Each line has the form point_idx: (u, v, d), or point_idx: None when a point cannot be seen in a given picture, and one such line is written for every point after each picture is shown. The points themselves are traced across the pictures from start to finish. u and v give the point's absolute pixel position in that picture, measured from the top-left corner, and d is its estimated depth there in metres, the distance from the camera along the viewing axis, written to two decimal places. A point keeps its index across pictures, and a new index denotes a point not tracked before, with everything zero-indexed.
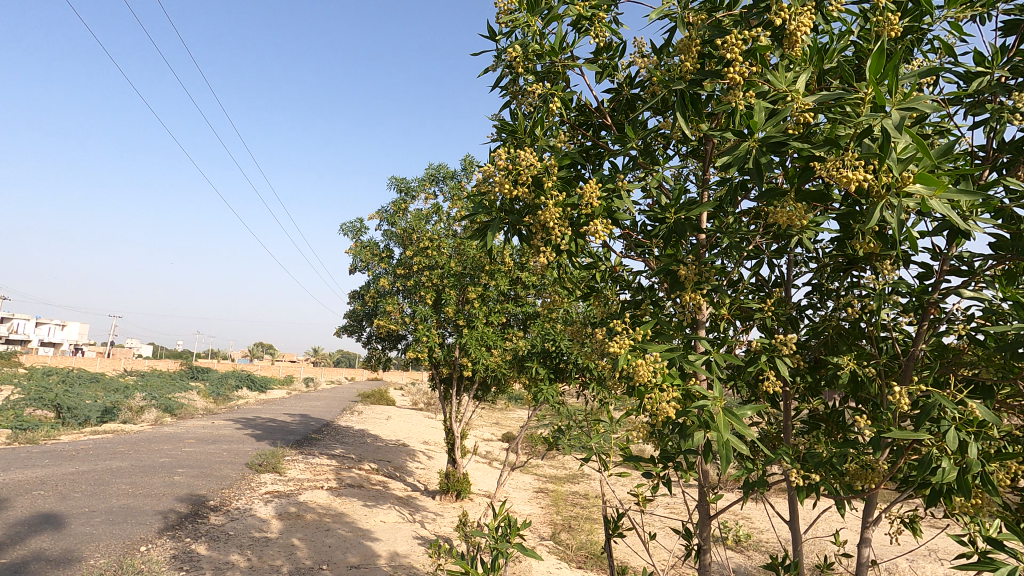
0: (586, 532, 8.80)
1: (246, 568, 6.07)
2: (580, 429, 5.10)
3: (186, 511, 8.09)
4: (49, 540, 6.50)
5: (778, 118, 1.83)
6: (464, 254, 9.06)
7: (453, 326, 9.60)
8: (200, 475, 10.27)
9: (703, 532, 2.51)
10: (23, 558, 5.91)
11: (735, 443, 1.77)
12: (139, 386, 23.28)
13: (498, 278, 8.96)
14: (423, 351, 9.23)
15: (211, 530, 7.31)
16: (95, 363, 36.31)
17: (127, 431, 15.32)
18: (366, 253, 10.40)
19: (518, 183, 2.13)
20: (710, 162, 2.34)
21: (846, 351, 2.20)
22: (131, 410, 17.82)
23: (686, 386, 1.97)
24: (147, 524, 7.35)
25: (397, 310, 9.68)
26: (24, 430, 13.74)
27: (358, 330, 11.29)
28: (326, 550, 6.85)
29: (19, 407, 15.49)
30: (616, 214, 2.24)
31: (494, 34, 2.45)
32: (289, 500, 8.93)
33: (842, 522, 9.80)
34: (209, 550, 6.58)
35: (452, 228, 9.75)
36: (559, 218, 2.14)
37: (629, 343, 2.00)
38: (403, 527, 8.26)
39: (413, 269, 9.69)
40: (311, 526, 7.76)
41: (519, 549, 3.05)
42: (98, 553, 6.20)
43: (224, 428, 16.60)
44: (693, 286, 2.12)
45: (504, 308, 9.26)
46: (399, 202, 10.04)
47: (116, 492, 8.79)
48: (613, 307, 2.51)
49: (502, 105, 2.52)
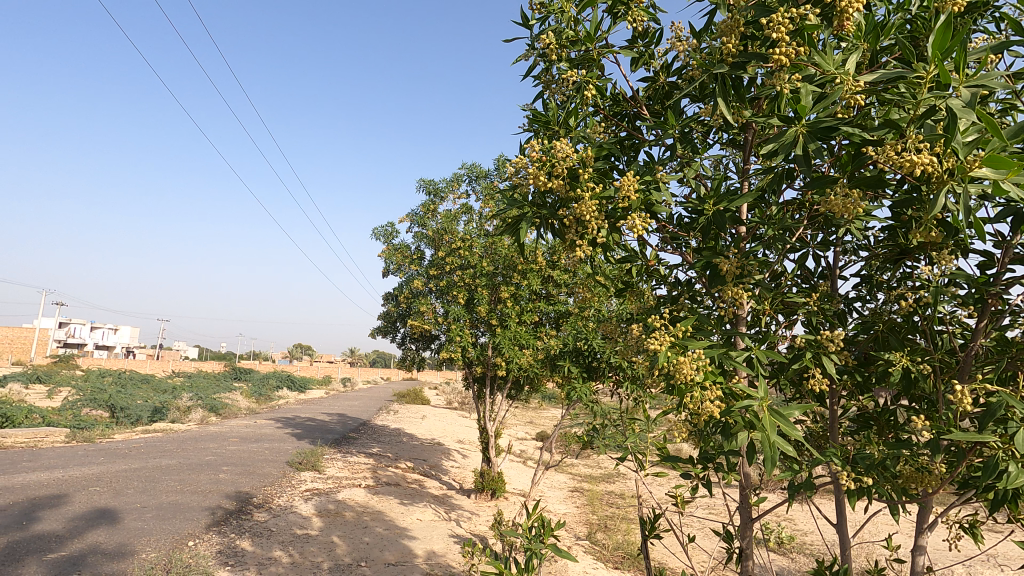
0: (623, 532, 8.72)
1: (289, 564, 6.21)
2: (615, 428, 5.03)
3: (231, 508, 8.35)
4: (105, 535, 6.81)
5: (828, 101, 1.73)
6: (497, 254, 9.14)
7: (485, 325, 9.63)
8: (244, 473, 10.60)
9: (744, 533, 2.40)
10: (81, 551, 6.19)
11: (781, 443, 1.67)
12: (187, 387, 24.29)
13: (529, 276, 9.02)
14: (456, 351, 9.27)
15: (255, 527, 7.52)
16: (145, 364, 38.37)
17: (175, 430, 15.94)
18: (398, 255, 10.53)
19: (553, 175, 2.09)
20: (751, 151, 2.25)
21: (899, 347, 2.08)
22: (178, 410, 18.56)
23: (728, 385, 1.88)
24: (195, 520, 7.61)
25: (430, 311, 9.73)
26: (81, 429, 14.49)
27: (392, 331, 11.46)
28: (364, 548, 6.95)
29: (76, 407, 16.37)
30: (653, 205, 2.17)
31: (527, 20, 2.44)
32: (329, 499, 9.12)
33: (893, 526, 9.48)
34: (253, 545, 6.77)
35: (483, 227, 9.80)
36: (596, 210, 2.07)
37: (669, 340, 1.92)
38: (439, 526, 8.32)
39: (445, 269, 9.76)
40: (350, 524, 7.91)
41: (551, 549, 2.96)
42: (149, 547, 6.46)
43: (265, 428, 17.06)
44: (735, 280, 2.03)
45: (536, 307, 9.28)
46: (429, 203, 10.17)
47: (166, 489, 9.14)
48: (649, 303, 2.46)
49: (534, 96, 2.50)
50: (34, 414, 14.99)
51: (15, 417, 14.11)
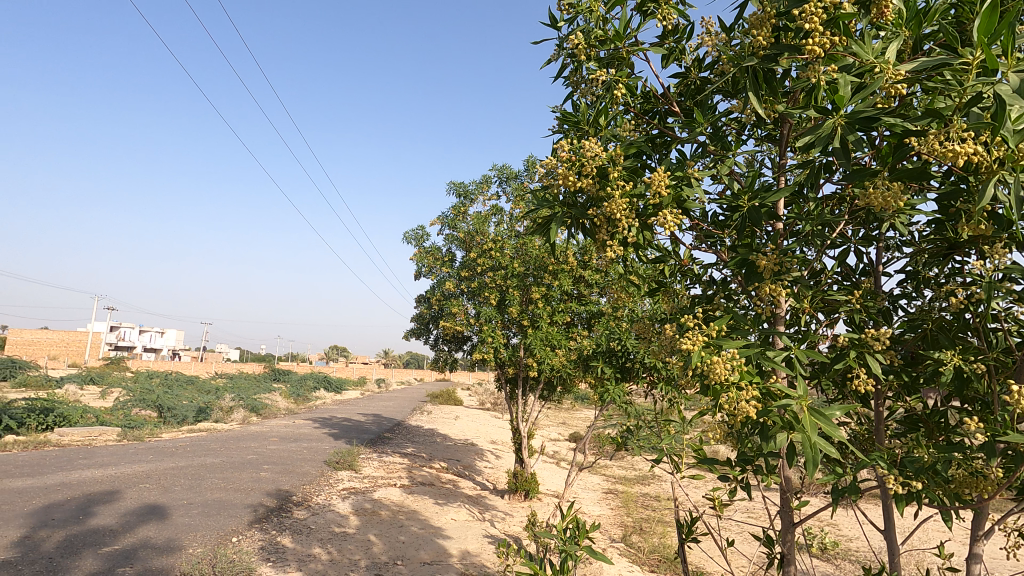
0: (659, 535, 8.60)
1: (328, 562, 6.35)
2: (649, 430, 4.97)
3: (272, 505, 8.58)
4: (155, 530, 7.10)
5: (867, 91, 1.67)
6: (528, 255, 9.15)
7: (517, 326, 9.65)
8: (284, 472, 10.89)
9: (785, 538, 2.33)
10: (132, 545, 6.47)
11: (823, 445, 1.61)
12: (229, 388, 25.13)
13: (561, 277, 8.99)
14: (489, 352, 9.32)
15: (294, 524, 7.71)
16: (189, 366, 39.85)
17: (219, 429, 16.50)
18: (429, 258, 10.65)
19: (582, 175, 2.08)
20: (787, 145, 2.19)
21: (948, 346, 1.99)
22: (221, 410, 19.20)
23: (766, 385, 1.83)
24: (238, 517, 7.86)
25: (462, 312, 9.81)
26: (132, 429, 15.15)
27: (425, 333, 11.60)
28: (400, 547, 7.05)
29: (127, 407, 17.13)
30: (685, 203, 2.13)
31: (556, 21, 2.43)
32: (365, 497, 9.29)
33: (945, 533, 9.08)
34: (293, 542, 6.95)
35: (513, 228, 9.82)
36: (626, 208, 2.04)
37: (703, 339, 1.88)
38: (473, 526, 8.37)
39: (476, 271, 9.82)
40: (386, 522, 8.03)
41: (587, 552, 2.92)
42: (196, 542, 6.71)
43: (303, 428, 17.51)
44: (773, 278, 1.97)
45: (568, 307, 9.26)
46: (460, 205, 10.25)
47: (210, 487, 9.47)
48: (683, 303, 2.42)
49: (564, 96, 2.49)
50: (89, 414, 15.76)
51: (71, 416, 14.85)
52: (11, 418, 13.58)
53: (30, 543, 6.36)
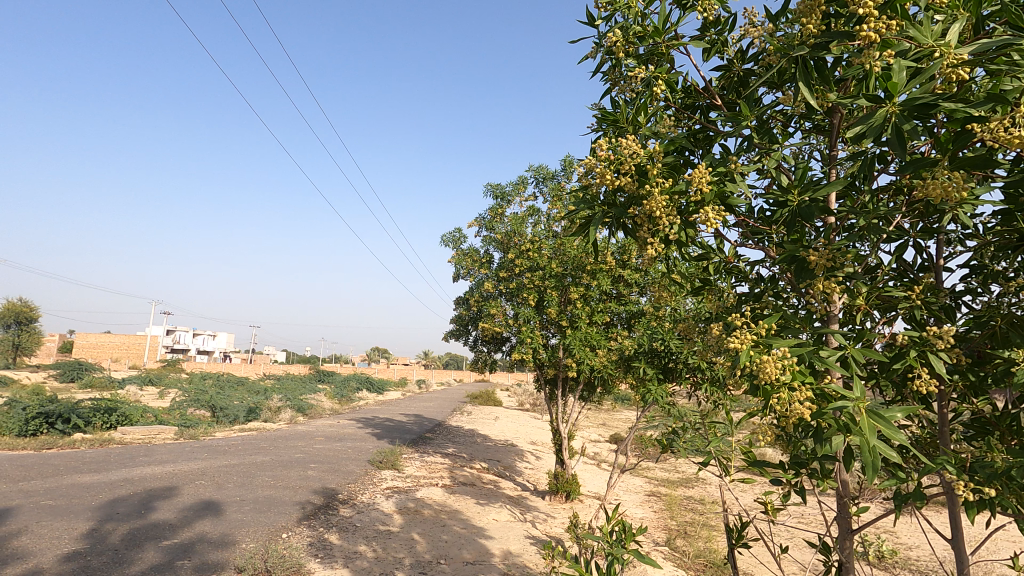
0: (704, 539, 8.40)
1: (373, 559, 6.48)
2: (693, 431, 4.87)
3: (319, 503, 8.83)
4: (210, 524, 7.41)
5: (925, 76, 1.59)
6: (566, 255, 9.10)
7: (556, 327, 9.62)
8: (330, 470, 11.19)
9: (843, 546, 2.23)
10: (190, 539, 6.77)
11: (883, 449, 1.53)
12: (277, 389, 26.02)
13: (599, 277, 8.92)
14: (528, 353, 9.32)
15: (341, 522, 7.91)
16: (239, 367, 41.45)
17: (268, 429, 17.10)
18: (468, 260, 10.73)
19: (621, 173, 2.05)
20: (838, 136, 2.10)
21: (1020, 345, 1.86)
22: (270, 410, 19.89)
23: (819, 386, 1.76)
24: (288, 514, 8.12)
25: (501, 313, 9.85)
26: (188, 428, 15.87)
27: (464, 334, 11.70)
28: (443, 546, 7.13)
29: (183, 407, 17.95)
30: (729, 199, 2.07)
31: (593, 19, 2.41)
32: (408, 496, 9.44)
33: (1016, 544, 8.53)
34: (340, 539, 7.12)
35: (551, 229, 9.80)
36: (667, 206, 2.00)
37: (751, 339, 1.83)
38: (515, 527, 8.38)
39: (514, 272, 9.84)
40: (429, 521, 8.14)
41: (634, 555, 2.87)
42: (249, 537, 6.96)
43: (348, 428, 17.95)
44: (825, 274, 1.90)
45: (607, 307, 9.17)
46: (497, 207, 10.29)
47: (261, 484, 9.81)
48: (729, 301, 2.36)
49: (603, 94, 2.47)
50: (149, 413, 16.61)
51: (132, 416, 15.68)
52: (78, 417, 14.45)
53: (98, 535, 6.74)
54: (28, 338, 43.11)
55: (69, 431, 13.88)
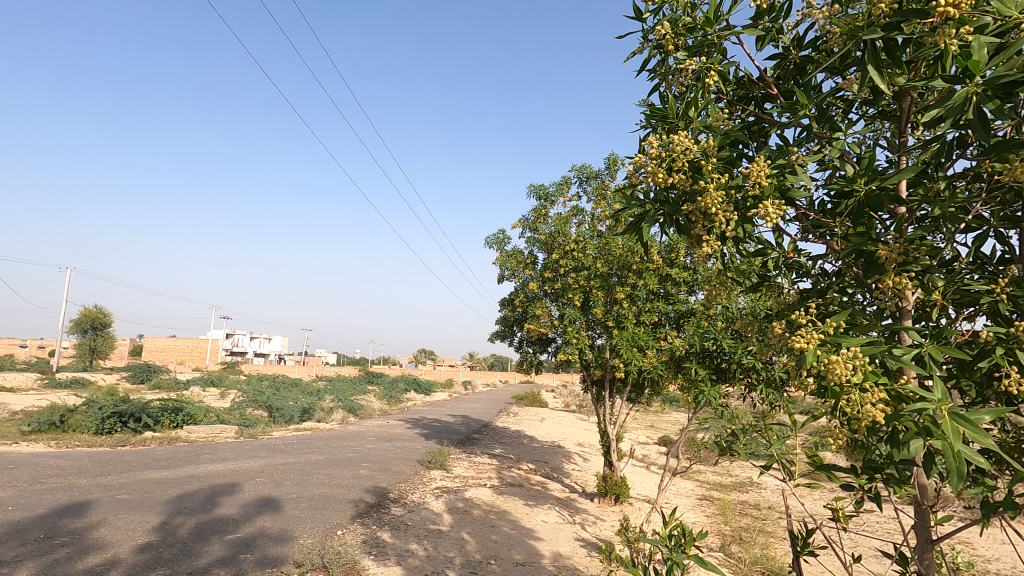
0: (761, 546, 8.12)
1: (425, 557, 6.58)
2: (748, 435, 4.72)
3: (372, 501, 9.04)
4: (270, 520, 7.71)
5: (1010, 53, 1.47)
6: (611, 254, 8.99)
7: (602, 327, 9.52)
8: (381, 470, 11.45)
9: (924, 558, 2.09)
10: (251, 534, 7.07)
11: (971, 454, 1.43)
12: (330, 390, 26.86)
13: (646, 276, 8.76)
14: (574, 354, 9.24)
15: (393, 520, 8.07)
16: (293, 370, 43.04)
17: (321, 429, 17.67)
18: (512, 261, 10.76)
19: (674, 170, 2.00)
20: (908, 121, 1.98)
21: None
22: (323, 411, 20.55)
23: (895, 388, 1.65)
24: (342, 511, 8.36)
25: (546, 314, 9.82)
26: (247, 427, 16.60)
27: (510, 335, 11.73)
28: (493, 546, 7.16)
29: (242, 407, 18.79)
30: (789, 192, 1.98)
31: (641, 13, 2.37)
32: (457, 496, 9.54)
33: None
34: (393, 537, 7.27)
35: (596, 228, 9.69)
36: (722, 202, 1.94)
37: (818, 337, 1.74)
38: (564, 529, 8.34)
39: (559, 272, 9.78)
40: (478, 521, 8.20)
41: (695, 560, 2.77)
42: (306, 533, 7.20)
43: (397, 428, 18.34)
44: (897, 268, 1.79)
45: (654, 307, 9.00)
46: (540, 208, 10.28)
47: (316, 482, 10.15)
48: (790, 298, 2.26)
49: (651, 90, 2.42)
50: (211, 413, 17.48)
51: (196, 416, 16.53)
52: (148, 417, 15.36)
53: (168, 528, 7.14)
54: (102, 343, 46.12)
55: (140, 429, 14.78)
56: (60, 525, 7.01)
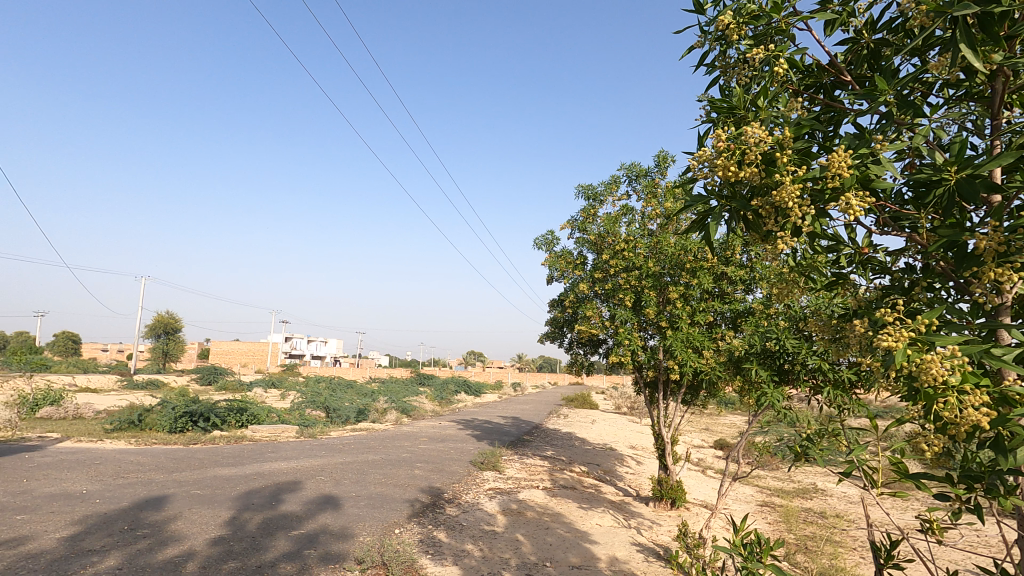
0: (830, 556, 7.72)
1: (480, 558, 6.64)
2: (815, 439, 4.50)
3: (427, 501, 9.21)
4: (331, 517, 7.97)
5: None
6: (663, 253, 8.79)
7: (654, 328, 9.34)
8: (435, 470, 11.65)
9: None
10: (314, 530, 7.33)
11: None
12: (383, 391, 27.55)
13: (700, 274, 8.52)
14: (626, 355, 9.09)
15: (448, 520, 8.18)
16: (348, 371, 44.43)
17: (376, 429, 18.14)
18: (561, 262, 10.70)
19: (745, 163, 1.93)
20: (1000, 103, 1.84)
21: None
22: (377, 412, 21.09)
23: (1000, 390, 1.53)
24: (399, 510, 8.54)
25: (597, 315, 9.71)
26: (307, 427, 17.24)
27: (560, 337, 11.68)
28: (548, 548, 7.13)
29: (302, 408, 19.55)
30: (870, 182, 1.88)
31: (700, 4, 2.30)
32: (511, 498, 9.58)
33: None
34: (449, 537, 7.37)
35: (646, 227, 9.50)
36: (798, 195, 1.85)
37: (909, 337, 1.64)
38: (620, 533, 8.21)
39: (609, 273, 9.64)
40: (532, 523, 8.19)
41: (771, 569, 2.64)
42: (366, 531, 7.40)
43: (449, 429, 18.58)
44: (996, 261, 1.66)
45: (709, 307, 8.74)
46: (589, 208, 10.18)
47: (373, 481, 10.42)
48: (868, 295, 2.14)
49: (711, 83, 2.35)
50: (274, 414, 18.27)
51: (260, 416, 17.32)
52: (217, 416, 16.21)
53: (238, 523, 7.50)
54: (173, 347, 48.95)
55: (209, 428, 15.63)
56: (142, 517, 7.50)
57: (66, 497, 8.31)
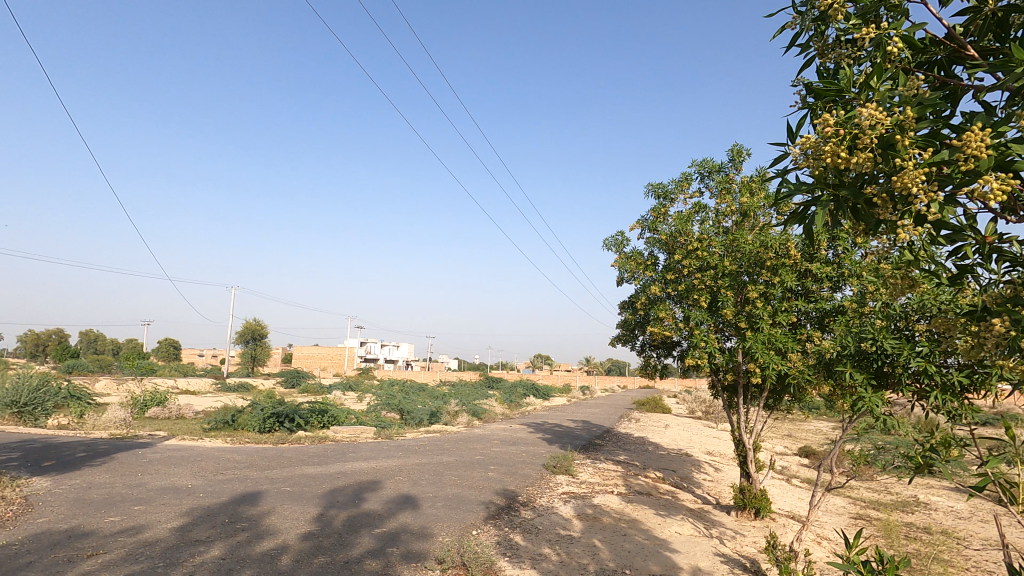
0: None
1: (558, 563, 6.60)
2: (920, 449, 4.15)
3: (502, 503, 9.29)
4: (411, 517, 8.21)
5: None
6: (740, 251, 8.42)
7: (732, 329, 8.97)
8: (508, 473, 11.74)
9: None
10: (396, 529, 7.58)
11: None
12: (454, 394, 28.11)
13: (782, 272, 8.08)
14: (702, 358, 8.76)
15: (524, 523, 8.22)
16: (420, 375, 45.70)
17: (449, 431, 18.54)
18: (631, 263, 10.48)
19: (859, 148, 1.82)
20: None
21: None
22: (449, 414, 21.55)
23: None
24: (475, 512, 8.67)
25: (670, 316, 9.43)
26: (383, 429, 17.90)
27: (631, 340, 11.43)
28: (626, 555, 6.99)
29: (378, 410, 20.33)
30: (1007, 163, 1.72)
31: None
32: (586, 503, 9.48)
33: None
34: (525, 540, 7.39)
35: (721, 225, 9.14)
36: (923, 180, 1.73)
37: None
38: (701, 542, 7.91)
39: (682, 273, 9.32)
40: (609, 529, 8.06)
41: None
42: (444, 531, 7.56)
43: (520, 432, 18.67)
44: None
45: (792, 306, 8.26)
46: (659, 206, 9.93)
47: (449, 482, 10.65)
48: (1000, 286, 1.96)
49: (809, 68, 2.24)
50: (352, 416, 19.09)
51: (340, 417, 18.17)
52: (301, 417, 17.17)
53: (325, 519, 7.90)
54: (261, 352, 52.28)
55: (294, 429, 16.57)
56: (240, 511, 8.07)
57: (175, 490, 9.08)
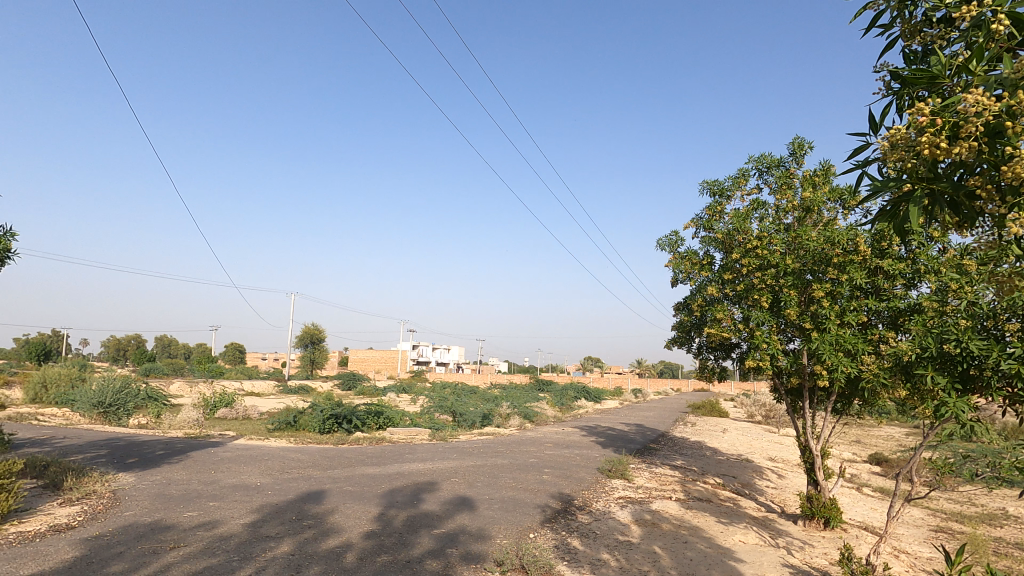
0: None
1: (618, 568, 6.52)
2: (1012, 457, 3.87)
3: (558, 507, 9.27)
4: (469, 518, 8.32)
5: None
6: (804, 248, 8.08)
7: (796, 330, 8.61)
8: (563, 476, 11.69)
9: None
10: (455, 530, 7.70)
11: None
12: (505, 397, 28.24)
13: (850, 270, 7.70)
14: (763, 361, 8.44)
15: (581, 527, 8.17)
16: (472, 377, 46.19)
17: (501, 434, 18.64)
18: (685, 263, 10.20)
19: (960, 137, 1.75)
20: None
21: None
22: (501, 417, 21.68)
23: None
24: (532, 515, 8.69)
25: (728, 318, 9.12)
26: (437, 431, 18.19)
27: (687, 342, 11.14)
28: (688, 563, 6.82)
29: (431, 412, 20.70)
30: None
31: None
32: (644, 508, 9.32)
33: None
34: (583, 545, 7.34)
35: (781, 222, 8.80)
36: None
37: None
38: (767, 552, 7.62)
39: (740, 273, 8.96)
40: (668, 536, 7.89)
41: None
42: (502, 534, 7.61)
43: (573, 435, 18.55)
44: None
45: (862, 304, 7.81)
46: (714, 204, 9.66)
47: (504, 485, 10.72)
48: None
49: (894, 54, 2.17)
50: (407, 417, 19.50)
51: (394, 419, 18.62)
52: (358, 418, 17.70)
53: (387, 519, 8.11)
54: (319, 355, 54.26)
55: (352, 430, 17.11)
56: (307, 509, 8.41)
57: (246, 488, 9.56)
